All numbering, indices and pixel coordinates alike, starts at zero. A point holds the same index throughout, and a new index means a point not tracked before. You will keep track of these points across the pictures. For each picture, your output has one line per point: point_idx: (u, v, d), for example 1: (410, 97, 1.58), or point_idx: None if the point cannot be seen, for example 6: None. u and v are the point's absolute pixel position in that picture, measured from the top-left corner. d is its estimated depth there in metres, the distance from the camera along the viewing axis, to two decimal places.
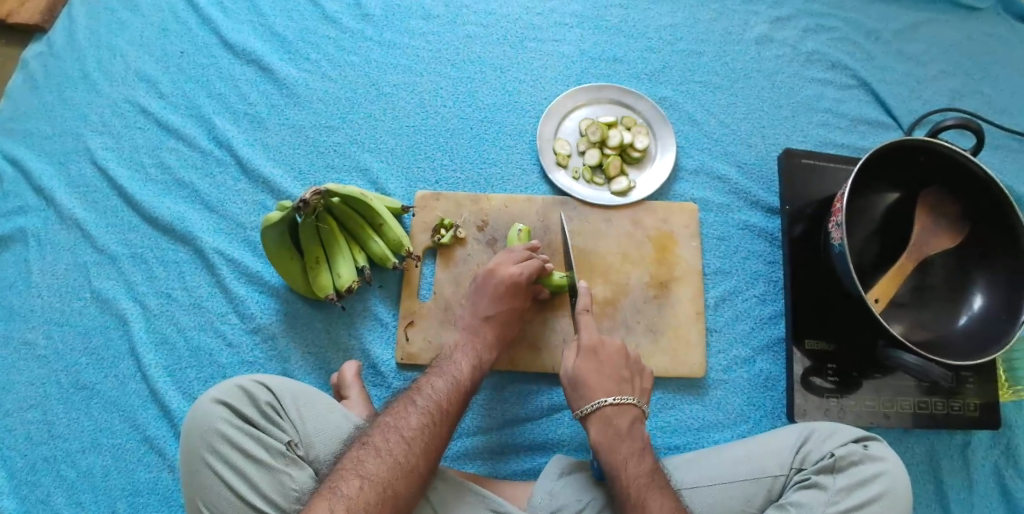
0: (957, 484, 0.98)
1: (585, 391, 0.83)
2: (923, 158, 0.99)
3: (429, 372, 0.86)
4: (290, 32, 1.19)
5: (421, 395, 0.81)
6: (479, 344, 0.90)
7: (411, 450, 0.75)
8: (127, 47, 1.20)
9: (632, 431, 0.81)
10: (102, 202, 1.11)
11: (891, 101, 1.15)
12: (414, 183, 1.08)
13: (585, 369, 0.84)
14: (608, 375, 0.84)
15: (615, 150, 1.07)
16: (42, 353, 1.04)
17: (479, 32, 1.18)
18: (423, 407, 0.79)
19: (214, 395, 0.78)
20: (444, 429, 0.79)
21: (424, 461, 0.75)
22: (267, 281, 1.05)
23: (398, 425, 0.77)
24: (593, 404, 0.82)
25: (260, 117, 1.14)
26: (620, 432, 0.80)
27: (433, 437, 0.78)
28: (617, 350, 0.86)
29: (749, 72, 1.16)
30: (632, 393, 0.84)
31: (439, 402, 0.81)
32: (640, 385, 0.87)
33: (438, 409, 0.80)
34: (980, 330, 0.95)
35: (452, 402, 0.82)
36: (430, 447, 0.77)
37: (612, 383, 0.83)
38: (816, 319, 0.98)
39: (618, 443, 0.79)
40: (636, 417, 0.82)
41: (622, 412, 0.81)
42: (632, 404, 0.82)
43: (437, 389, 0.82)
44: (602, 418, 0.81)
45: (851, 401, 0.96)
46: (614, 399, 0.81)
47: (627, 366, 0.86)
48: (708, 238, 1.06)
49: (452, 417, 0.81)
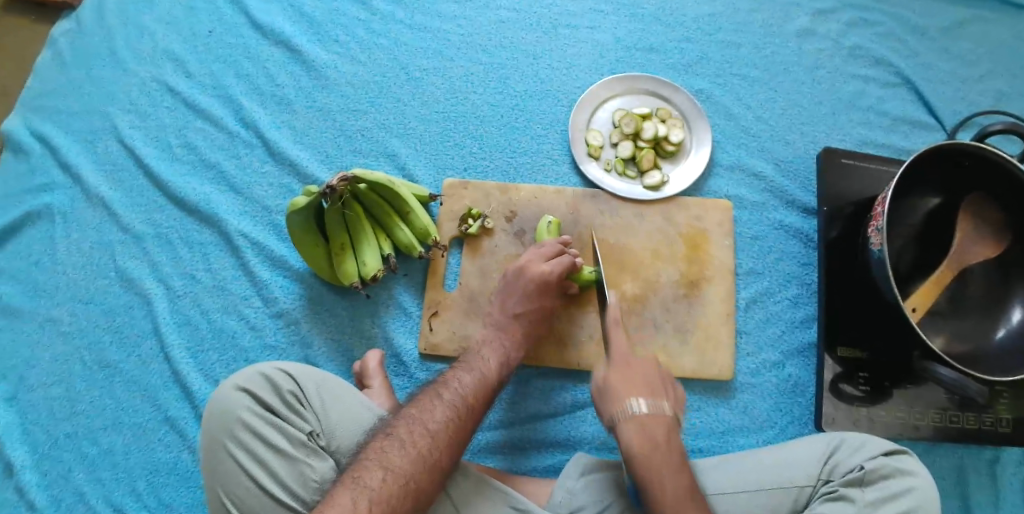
0: (985, 500, 0.97)
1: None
2: (967, 163, 0.96)
3: (454, 365, 0.85)
4: (319, 13, 1.16)
5: (448, 389, 0.80)
6: (506, 340, 0.89)
7: (434, 443, 0.74)
8: (155, 25, 1.18)
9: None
10: (128, 181, 1.10)
11: (935, 101, 1.11)
12: (443, 171, 1.06)
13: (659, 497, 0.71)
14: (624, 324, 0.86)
15: (650, 143, 1.04)
16: (67, 329, 1.04)
17: (512, 16, 1.14)
18: (450, 401, 0.78)
19: (238, 383, 0.78)
20: (469, 425, 0.78)
21: (447, 455, 0.74)
22: (291, 265, 1.03)
23: (423, 416, 0.76)
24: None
25: (287, 99, 1.12)
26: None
27: (458, 431, 0.76)
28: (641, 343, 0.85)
29: (790, 67, 1.13)
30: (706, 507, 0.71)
31: (465, 397, 0.80)
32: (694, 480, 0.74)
33: (463, 403, 0.79)
34: (1022, 344, 0.92)
35: (477, 397, 0.81)
36: (455, 442, 0.75)
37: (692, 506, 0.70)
38: (850, 326, 0.95)
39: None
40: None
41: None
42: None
43: (463, 383, 0.81)
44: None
45: (882, 411, 0.94)
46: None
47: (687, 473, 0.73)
48: (741, 237, 1.03)
49: (477, 413, 0.80)
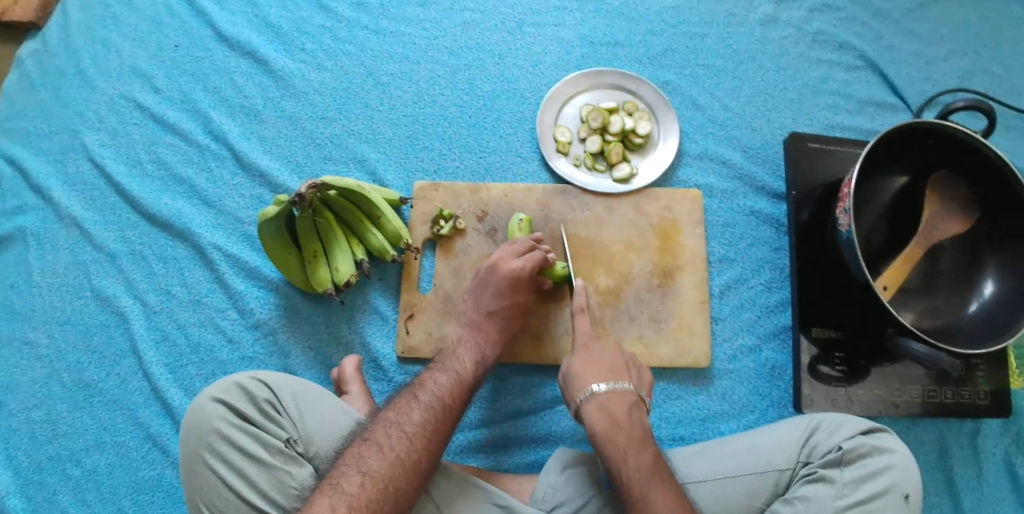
0: (967, 473, 0.98)
1: (576, 382, 0.82)
2: (933, 141, 0.97)
3: (431, 367, 0.85)
4: (284, 23, 1.16)
5: (424, 391, 0.80)
6: (480, 338, 0.89)
7: (411, 444, 0.74)
8: (121, 42, 1.18)
9: (630, 417, 0.78)
10: (100, 200, 1.10)
11: (899, 82, 1.12)
12: (413, 174, 1.06)
13: (580, 366, 0.83)
14: (602, 364, 0.83)
15: (617, 137, 1.04)
16: (44, 352, 1.04)
17: (477, 18, 1.15)
18: (426, 402, 0.78)
19: (213, 394, 0.77)
20: (447, 425, 0.78)
21: (426, 456, 0.74)
22: (265, 275, 1.03)
23: (402, 418, 0.76)
24: (587, 392, 0.80)
25: (255, 110, 1.12)
26: (618, 420, 0.78)
27: (435, 432, 0.76)
28: (609, 347, 0.86)
29: (754, 54, 1.13)
30: (629, 380, 0.82)
31: (442, 397, 0.80)
32: (637, 376, 0.85)
33: (440, 403, 0.79)
34: (993, 316, 0.93)
35: (455, 397, 0.81)
36: (435, 443, 0.75)
37: (605, 372, 0.82)
38: (824, 307, 0.96)
39: (616, 429, 0.77)
40: (633, 403, 0.80)
41: (617, 397, 0.79)
42: (627, 391, 0.80)
43: (440, 384, 0.81)
44: (598, 404, 0.79)
45: (859, 390, 0.95)
46: (606, 385, 0.80)
47: (621, 357, 0.85)
48: (712, 225, 1.04)
49: (455, 413, 0.80)
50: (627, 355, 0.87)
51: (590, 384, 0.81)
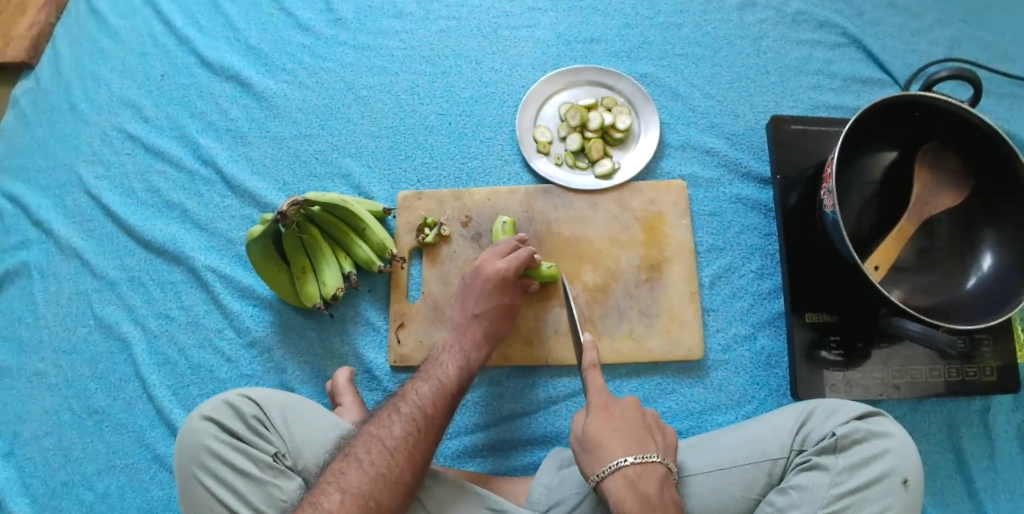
0: (978, 452, 0.96)
1: (599, 452, 0.74)
2: (919, 113, 0.94)
3: (415, 377, 0.85)
4: (265, 44, 1.18)
5: (406, 402, 0.80)
6: (466, 343, 0.89)
7: (393, 458, 0.74)
8: (110, 75, 1.21)
9: (661, 496, 0.71)
10: (98, 230, 1.13)
11: (885, 57, 1.10)
12: (397, 184, 1.07)
13: (601, 432, 0.75)
14: (623, 431, 0.76)
15: (597, 133, 1.04)
16: (53, 381, 1.07)
17: (452, 25, 1.16)
18: (408, 414, 0.78)
19: (203, 412, 0.79)
20: (431, 435, 0.78)
21: (408, 469, 0.74)
22: (259, 293, 1.05)
23: (382, 433, 0.76)
24: (612, 465, 0.72)
25: (241, 132, 1.14)
26: (652, 501, 0.70)
27: (418, 445, 0.76)
28: (632, 405, 0.79)
29: (733, 39, 1.12)
30: (657, 450, 0.75)
31: (425, 408, 0.80)
32: (663, 441, 0.77)
33: (423, 414, 0.79)
34: (991, 290, 0.91)
35: (437, 407, 0.81)
36: (419, 454, 0.76)
37: (629, 442, 0.74)
38: (816, 290, 0.94)
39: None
40: (663, 477, 0.73)
41: (647, 473, 0.72)
42: (656, 463, 0.73)
43: (422, 395, 0.81)
44: (625, 480, 0.71)
45: (857, 373, 0.93)
46: (635, 459, 0.72)
47: (644, 422, 0.77)
48: (699, 215, 1.02)
49: (439, 423, 0.80)
50: (649, 416, 0.79)
51: (614, 456, 0.73)
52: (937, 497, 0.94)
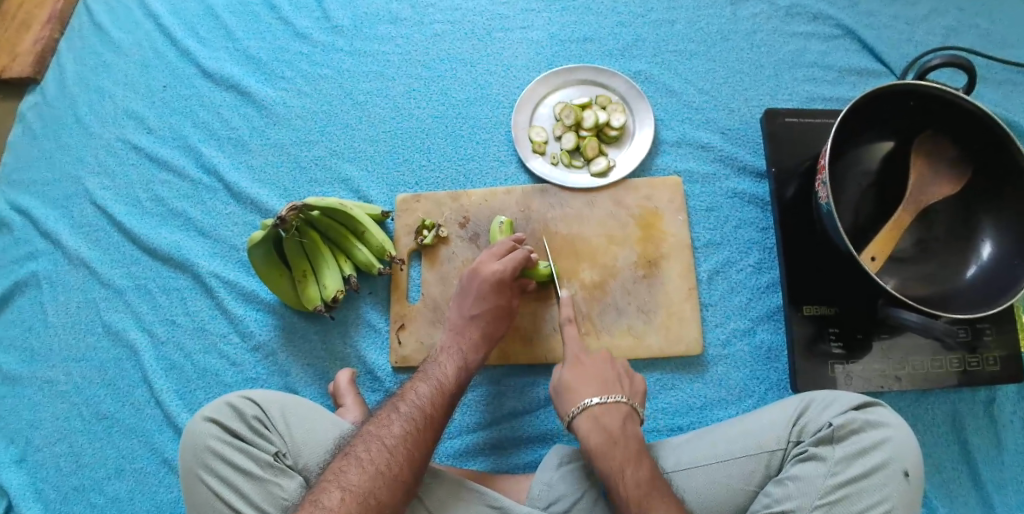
0: (983, 442, 0.95)
1: (569, 395, 0.83)
2: (913, 103, 0.93)
3: (414, 377, 0.86)
4: (263, 53, 1.20)
5: (405, 402, 0.81)
6: (465, 344, 0.90)
7: (392, 456, 0.75)
8: (114, 88, 1.24)
9: (623, 431, 0.79)
10: (105, 240, 1.15)
11: (881, 47, 1.09)
12: (396, 187, 1.08)
13: (573, 378, 0.84)
14: (594, 378, 0.83)
15: (592, 131, 1.04)
16: (63, 388, 1.09)
17: (447, 29, 1.17)
18: (406, 413, 0.79)
19: (205, 414, 0.81)
20: (430, 434, 0.79)
21: (408, 468, 0.75)
22: (262, 298, 1.07)
23: (381, 432, 0.77)
24: (579, 406, 0.81)
25: (242, 140, 1.16)
26: (613, 436, 0.78)
27: (416, 443, 0.77)
28: (602, 356, 0.86)
29: (727, 35, 1.12)
30: (621, 391, 0.82)
31: (423, 407, 0.81)
32: (632, 385, 0.85)
33: (422, 413, 0.80)
34: (991, 279, 0.90)
35: (436, 406, 0.82)
36: (418, 453, 0.77)
37: (596, 385, 0.83)
38: (814, 283, 0.94)
39: (613, 446, 0.77)
40: (626, 415, 0.81)
41: (610, 412, 0.80)
42: (621, 403, 0.81)
43: (420, 394, 0.82)
44: (590, 418, 0.80)
45: (859, 365, 0.92)
46: (598, 399, 0.81)
47: (613, 368, 0.85)
48: (696, 210, 1.03)
49: (437, 422, 0.80)
50: (620, 364, 0.87)
51: (582, 398, 0.82)
52: (943, 487, 0.94)
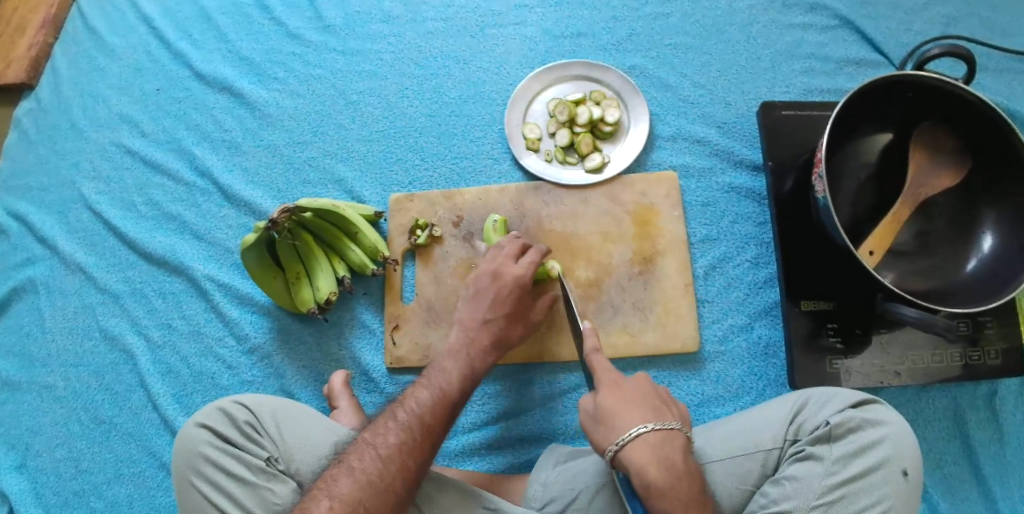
0: (986, 437, 0.94)
1: (615, 423, 0.74)
2: (912, 94, 0.91)
3: (416, 382, 0.85)
4: (256, 54, 1.20)
5: (403, 410, 0.80)
6: (475, 350, 0.87)
7: (384, 464, 0.75)
8: (109, 92, 1.23)
9: (686, 463, 0.72)
10: (101, 244, 1.15)
11: (879, 36, 1.07)
12: (389, 187, 1.08)
13: (614, 404, 0.76)
14: (642, 404, 0.76)
15: (586, 127, 1.03)
16: (62, 393, 1.09)
17: (440, 26, 1.16)
18: (403, 422, 0.78)
19: (197, 420, 0.81)
20: (426, 443, 0.78)
21: (400, 478, 0.74)
22: (256, 300, 1.06)
23: (376, 441, 0.77)
24: (631, 434, 0.72)
25: (235, 142, 1.16)
26: (677, 470, 0.71)
27: (411, 453, 0.76)
28: (644, 379, 0.79)
29: (723, 27, 1.10)
30: (675, 418, 0.76)
31: (420, 415, 0.80)
32: (678, 412, 0.78)
33: (418, 421, 0.79)
34: (993, 272, 0.89)
35: (435, 415, 0.80)
36: (411, 462, 0.76)
37: (647, 411, 0.75)
38: (811, 278, 0.93)
39: (678, 481, 0.70)
40: (683, 445, 0.74)
41: (670, 441, 0.72)
42: (677, 430, 0.74)
43: (420, 402, 0.81)
44: (648, 447, 0.71)
45: (858, 360, 0.91)
46: (656, 426, 0.73)
47: (657, 394, 0.78)
48: (692, 206, 1.01)
49: (434, 431, 0.79)
50: (662, 389, 0.80)
51: (632, 425, 0.73)
52: (944, 483, 0.92)
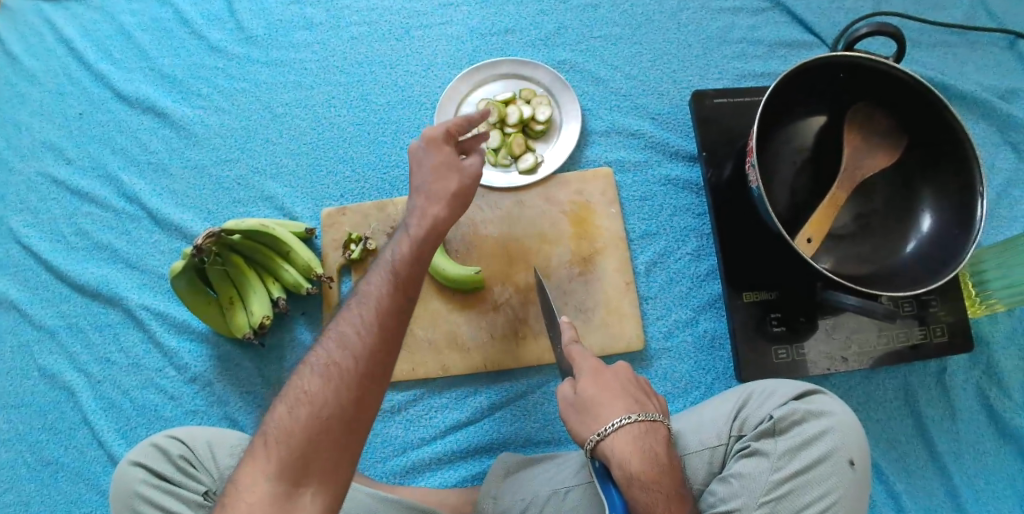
0: (937, 414, 0.93)
1: (598, 413, 0.71)
2: (843, 75, 0.89)
3: (369, 268, 0.71)
4: (178, 71, 1.16)
5: (355, 300, 0.68)
6: (416, 234, 0.72)
7: (336, 353, 0.64)
8: (30, 119, 1.18)
9: (669, 456, 0.70)
10: (32, 279, 1.11)
11: (809, 16, 1.05)
12: (322, 202, 1.05)
13: (598, 391, 0.73)
14: (623, 394, 0.73)
15: (517, 127, 1.00)
16: (4, 437, 1.05)
17: (364, 30, 1.12)
18: (354, 312, 0.66)
19: (130, 458, 0.79)
20: (379, 329, 0.65)
21: (357, 368, 0.63)
22: (194, 327, 1.04)
23: (330, 333, 0.66)
24: (614, 426, 0.69)
25: (163, 164, 1.12)
26: (661, 461, 0.69)
27: (364, 340, 0.64)
28: (625, 367, 0.77)
29: (652, 15, 1.08)
30: (657, 409, 0.74)
31: (370, 297, 0.67)
32: (658, 401, 0.76)
33: (369, 303, 0.67)
34: (932, 250, 0.87)
35: (388, 297, 0.67)
36: (365, 345, 0.64)
37: (630, 401, 0.73)
38: (753, 269, 0.91)
39: (663, 474, 0.68)
40: (665, 437, 0.72)
41: (653, 434, 0.71)
42: (660, 422, 0.72)
43: (372, 286, 0.68)
44: (632, 439, 0.69)
45: (804, 348, 0.90)
46: (642, 417, 0.70)
47: (639, 383, 0.76)
48: (630, 201, 0.99)
49: (388, 317, 0.66)
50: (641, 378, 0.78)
51: (615, 417, 0.70)
52: (900, 463, 0.91)
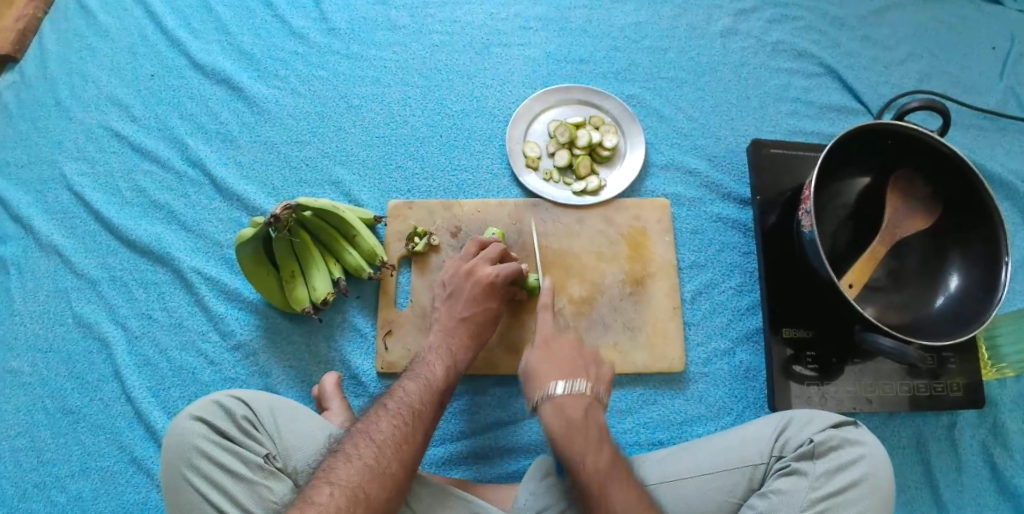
0: (946, 466, 0.99)
1: (535, 381, 0.82)
2: (890, 142, 0.98)
3: (402, 377, 0.83)
4: (257, 50, 1.20)
5: (393, 399, 0.78)
6: (454, 344, 0.88)
7: (379, 448, 0.72)
8: (98, 73, 1.20)
9: (586, 419, 0.78)
10: (80, 228, 1.11)
11: (859, 86, 1.15)
12: (388, 194, 1.09)
13: (539, 361, 0.83)
14: (561, 365, 0.82)
15: (585, 150, 1.07)
16: (27, 380, 1.04)
17: (445, 40, 1.19)
18: (394, 410, 0.76)
19: (191, 412, 0.78)
20: (416, 430, 0.76)
21: (396, 462, 0.72)
22: (244, 297, 1.05)
23: (367, 426, 0.75)
24: (545, 394, 0.80)
25: (231, 135, 1.15)
26: (575, 422, 0.77)
27: (406, 436, 0.74)
28: (571, 342, 0.85)
29: (716, 66, 1.16)
30: (586, 378, 0.81)
31: (411, 402, 0.78)
32: (601, 373, 0.84)
33: (410, 404, 0.78)
34: (959, 308, 0.94)
35: (425, 402, 0.79)
36: (405, 440, 0.74)
37: (563, 370, 0.82)
38: (793, 308, 0.98)
39: (573, 432, 0.77)
40: (589, 402, 0.80)
41: (573, 400, 0.79)
42: (584, 391, 0.79)
43: (409, 392, 0.79)
44: (555, 407, 0.79)
45: (833, 387, 0.96)
46: (564, 386, 0.80)
47: (580, 355, 0.84)
48: (682, 232, 1.06)
49: (425, 419, 0.77)
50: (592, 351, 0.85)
51: (546, 384, 0.81)
52: (908, 507, 0.97)
